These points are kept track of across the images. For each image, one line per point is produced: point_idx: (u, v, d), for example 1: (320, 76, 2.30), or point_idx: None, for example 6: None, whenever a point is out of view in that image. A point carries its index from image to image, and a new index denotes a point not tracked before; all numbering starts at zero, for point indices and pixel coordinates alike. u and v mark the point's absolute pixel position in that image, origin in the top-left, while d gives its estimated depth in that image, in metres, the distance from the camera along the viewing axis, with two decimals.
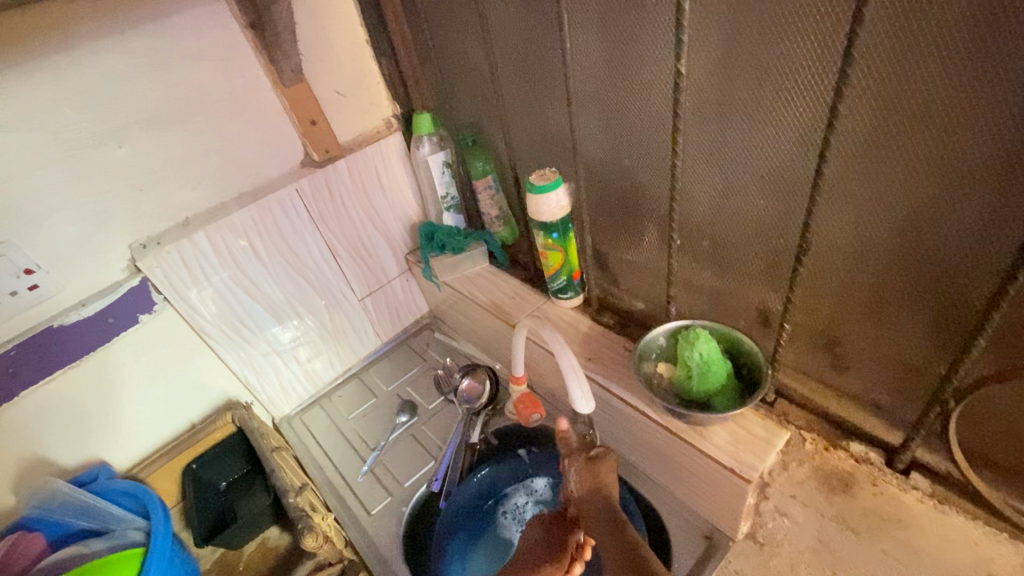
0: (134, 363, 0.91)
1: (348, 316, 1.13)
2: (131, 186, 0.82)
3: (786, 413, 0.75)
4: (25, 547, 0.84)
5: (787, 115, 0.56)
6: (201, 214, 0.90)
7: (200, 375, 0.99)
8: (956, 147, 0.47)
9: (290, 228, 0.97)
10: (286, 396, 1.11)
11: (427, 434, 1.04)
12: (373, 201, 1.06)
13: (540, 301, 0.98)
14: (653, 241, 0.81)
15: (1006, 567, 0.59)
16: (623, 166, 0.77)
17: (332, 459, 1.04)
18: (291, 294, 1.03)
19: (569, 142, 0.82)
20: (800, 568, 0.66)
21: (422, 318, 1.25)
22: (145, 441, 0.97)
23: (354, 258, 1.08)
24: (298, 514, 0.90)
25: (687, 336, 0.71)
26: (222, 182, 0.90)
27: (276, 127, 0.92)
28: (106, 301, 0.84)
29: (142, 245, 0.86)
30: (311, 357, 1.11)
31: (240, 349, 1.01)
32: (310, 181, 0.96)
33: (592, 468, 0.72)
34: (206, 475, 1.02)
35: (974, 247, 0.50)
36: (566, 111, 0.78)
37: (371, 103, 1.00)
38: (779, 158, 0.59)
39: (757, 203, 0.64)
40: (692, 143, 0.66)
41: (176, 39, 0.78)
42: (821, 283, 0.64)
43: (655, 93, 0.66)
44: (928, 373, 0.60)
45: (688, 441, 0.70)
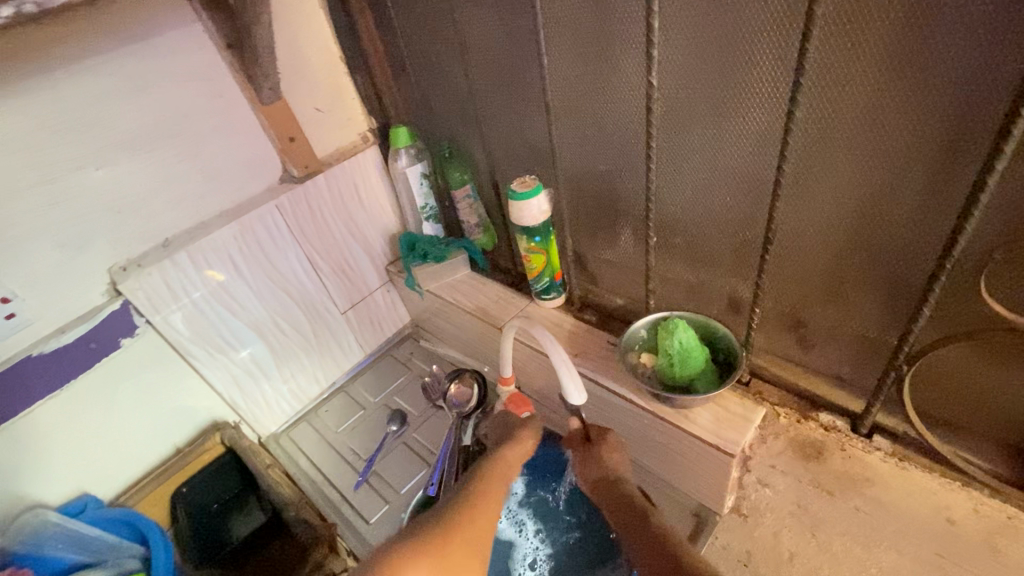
0: (117, 389, 0.90)
1: (332, 330, 1.14)
2: (109, 209, 0.81)
3: (762, 392, 0.81)
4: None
5: (747, 120, 0.62)
6: (181, 234, 0.89)
7: (184, 397, 0.98)
8: (895, 142, 0.54)
9: (272, 244, 0.98)
10: (272, 413, 1.10)
11: (419, 441, 1.06)
12: (352, 214, 1.07)
13: (524, 303, 1.01)
14: (630, 240, 0.86)
15: (960, 512, 0.67)
16: (599, 171, 0.82)
17: (324, 472, 1.05)
18: (274, 311, 1.03)
19: (547, 150, 0.86)
20: (782, 534, 0.73)
21: (404, 328, 1.27)
22: (130, 467, 0.96)
23: (335, 271, 1.09)
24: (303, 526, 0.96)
25: (667, 326, 0.76)
26: (201, 201, 0.90)
27: (255, 144, 0.92)
28: (87, 326, 0.83)
29: (122, 268, 0.85)
30: (297, 373, 1.11)
31: (224, 368, 1.00)
32: (290, 197, 0.97)
33: (600, 454, 0.73)
34: (196, 498, 1.01)
35: (913, 229, 0.57)
36: (544, 121, 0.82)
37: (348, 118, 1.02)
38: (742, 159, 0.65)
39: (724, 199, 0.70)
40: (664, 147, 0.71)
41: (154, 61, 0.78)
42: (785, 269, 0.70)
43: (629, 103, 0.71)
44: (881, 345, 0.68)
45: (673, 422, 0.76)
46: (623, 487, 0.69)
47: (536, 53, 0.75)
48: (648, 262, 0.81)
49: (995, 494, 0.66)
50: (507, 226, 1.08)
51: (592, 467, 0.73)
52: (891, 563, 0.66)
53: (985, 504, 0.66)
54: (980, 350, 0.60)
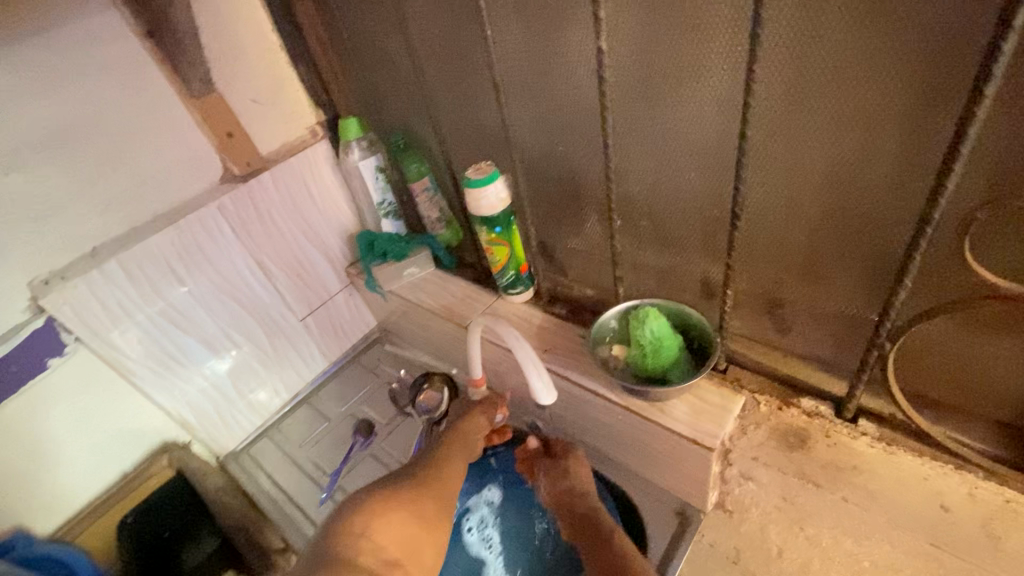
0: (48, 414, 0.82)
1: (290, 339, 1.07)
2: (24, 217, 0.74)
3: (740, 378, 0.77)
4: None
5: (707, 86, 0.57)
6: (110, 241, 0.82)
7: (128, 418, 0.91)
8: (865, 101, 0.49)
9: (216, 249, 0.91)
10: (229, 431, 1.03)
11: (387, 451, 1.00)
12: (304, 214, 1.01)
13: (490, 299, 0.96)
14: (595, 226, 0.81)
15: (955, 498, 0.63)
16: (557, 153, 0.76)
17: (286, 490, 0.98)
18: (224, 321, 0.96)
19: (502, 135, 0.81)
20: (769, 529, 0.68)
21: (371, 332, 1.20)
22: (70, 498, 0.88)
23: (289, 276, 1.03)
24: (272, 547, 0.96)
25: (637, 315, 0.71)
26: (132, 205, 0.83)
27: (189, 142, 0.85)
28: (6, 348, 0.75)
29: (43, 282, 0.77)
30: (254, 386, 1.04)
31: (170, 386, 0.93)
32: (233, 197, 0.90)
33: (564, 464, 0.77)
34: (145, 527, 0.93)
35: (889, 195, 0.53)
36: (496, 103, 0.77)
37: (293, 111, 0.96)
38: (704, 131, 0.60)
39: (689, 175, 0.65)
40: (622, 123, 0.66)
41: (64, 52, 0.71)
42: (756, 248, 0.65)
43: (582, 76, 0.66)
44: (863, 323, 0.63)
45: (648, 417, 0.71)
46: (585, 500, 0.72)
47: (480, 28, 0.70)
48: (614, 248, 0.76)
49: (990, 477, 0.62)
50: (469, 219, 1.03)
51: (557, 477, 0.76)
52: (885, 555, 0.62)
53: (980, 488, 0.62)
54: (966, 321, 0.56)
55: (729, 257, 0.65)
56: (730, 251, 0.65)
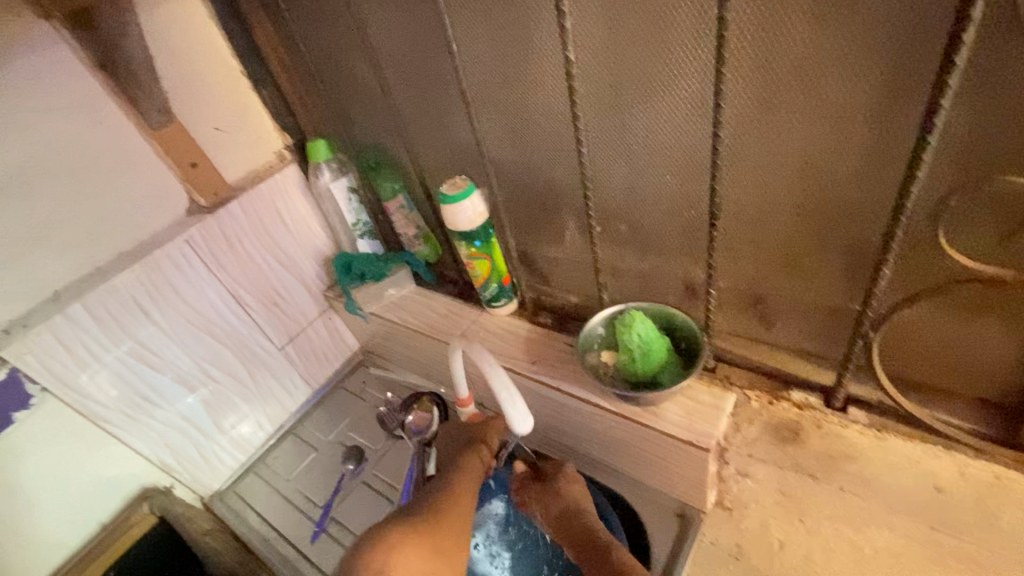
0: (16, 470, 0.78)
1: (272, 369, 1.04)
2: None
3: (729, 376, 0.77)
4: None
5: (676, 89, 0.58)
6: (74, 283, 0.79)
7: (104, 467, 0.87)
8: (832, 95, 0.50)
9: (187, 283, 0.88)
10: (213, 470, 0.99)
11: (379, 477, 0.98)
12: (276, 240, 0.98)
13: (474, 313, 0.94)
14: (575, 234, 0.81)
15: (948, 479, 0.64)
16: (531, 163, 0.76)
17: (276, 527, 0.95)
18: (201, 357, 0.93)
19: (475, 149, 0.80)
20: (770, 524, 0.68)
21: (353, 355, 1.18)
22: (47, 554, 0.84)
23: (266, 305, 1.00)
24: None
25: (624, 320, 0.71)
26: (96, 245, 0.80)
27: (151, 175, 0.82)
28: None
29: (4, 331, 0.74)
30: (236, 421, 1.01)
31: (147, 429, 0.89)
32: (201, 229, 0.87)
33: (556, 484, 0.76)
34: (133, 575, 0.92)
35: (861, 185, 0.54)
36: (466, 117, 0.76)
37: (258, 136, 0.93)
38: (676, 133, 0.61)
39: (665, 178, 0.65)
40: (595, 130, 0.66)
41: (11, 91, 0.68)
42: (736, 246, 0.66)
43: (551, 85, 0.66)
44: (846, 312, 0.64)
45: (643, 422, 0.70)
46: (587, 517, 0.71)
47: (446, 43, 0.69)
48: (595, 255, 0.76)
49: (979, 455, 0.64)
50: (447, 234, 1.02)
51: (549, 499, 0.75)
52: (885, 540, 0.63)
53: (970, 466, 0.64)
54: (943, 304, 0.57)
55: (710, 256, 0.66)
56: (711, 251, 0.65)
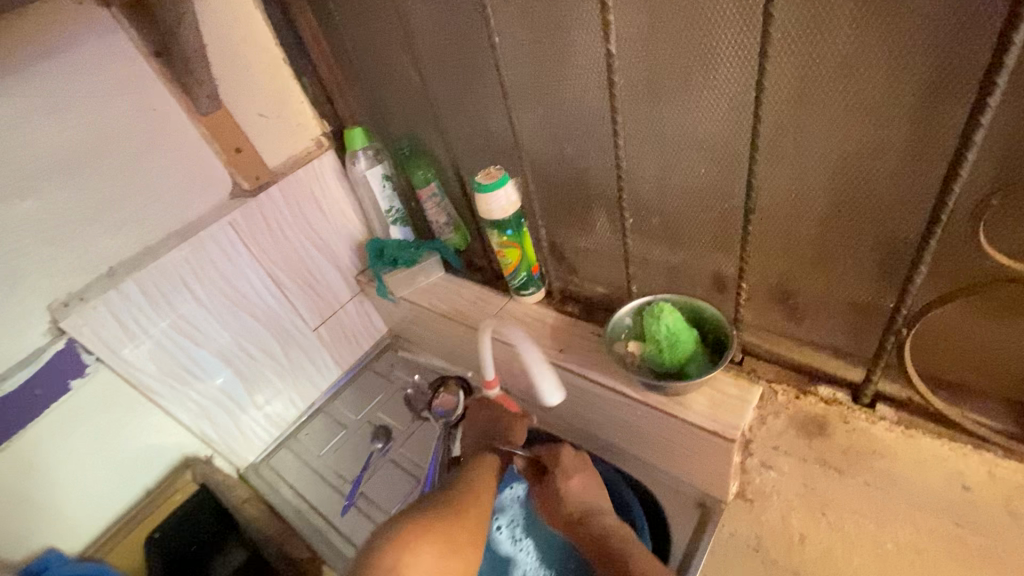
0: (71, 435, 0.83)
1: (305, 349, 1.08)
2: (40, 240, 0.74)
3: (755, 369, 0.79)
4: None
5: (715, 84, 0.58)
6: (127, 260, 0.83)
7: (149, 436, 0.92)
8: (874, 93, 0.50)
9: (229, 263, 0.91)
10: (248, 443, 1.04)
11: (406, 456, 1.01)
12: (313, 225, 1.01)
13: (502, 301, 0.96)
14: (605, 225, 0.82)
15: (974, 477, 0.64)
16: (564, 154, 0.77)
17: (308, 499, 0.99)
18: (241, 335, 0.97)
19: (510, 137, 0.81)
20: (791, 517, 0.69)
21: (382, 339, 1.22)
22: (96, 516, 0.89)
23: (302, 287, 1.04)
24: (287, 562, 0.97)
25: (651, 311, 0.73)
26: (147, 224, 0.84)
27: (199, 158, 0.86)
28: (29, 372, 0.76)
29: (63, 304, 0.78)
30: (271, 397, 1.05)
31: (190, 401, 0.94)
32: (243, 212, 0.91)
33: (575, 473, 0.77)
34: (171, 541, 0.94)
35: (900, 183, 0.54)
36: (503, 105, 0.78)
37: (298, 123, 0.96)
38: (713, 128, 0.61)
39: (699, 172, 0.66)
40: (631, 123, 0.67)
41: (74, 76, 0.72)
42: (768, 241, 0.66)
43: (589, 77, 0.67)
44: (878, 309, 0.64)
45: (668, 411, 0.71)
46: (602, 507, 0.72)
47: (487, 35, 0.70)
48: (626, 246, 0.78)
49: (1009, 455, 0.64)
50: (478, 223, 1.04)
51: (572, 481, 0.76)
52: (908, 536, 0.64)
53: (999, 466, 0.64)
54: (979, 304, 0.57)
55: (742, 251, 0.66)
56: (743, 245, 0.66)
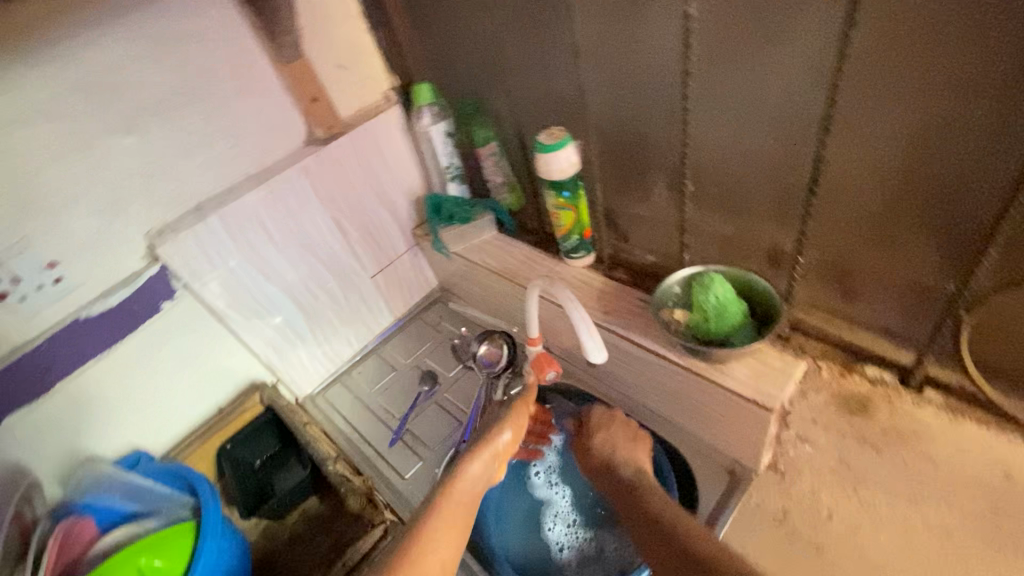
0: (160, 351, 0.93)
1: (362, 294, 1.16)
2: (140, 173, 0.81)
3: (803, 346, 0.79)
4: (74, 544, 0.77)
5: (793, 50, 0.57)
6: (213, 197, 0.90)
7: (224, 359, 1.01)
8: (962, 64, 0.49)
9: (300, 207, 0.98)
10: (308, 376, 1.13)
11: (451, 400, 1.08)
12: (378, 176, 1.06)
13: (552, 262, 0.99)
14: (663, 193, 0.82)
15: (1018, 466, 0.65)
16: (628, 118, 0.78)
17: (360, 431, 1.07)
18: (307, 275, 1.05)
19: (576, 98, 0.82)
20: (821, 491, 0.72)
21: (432, 292, 1.29)
22: (177, 426, 1.00)
23: (363, 236, 1.10)
24: (339, 479, 0.97)
25: (701, 281, 0.73)
26: (231, 165, 0.90)
27: (279, 106, 0.92)
28: (129, 290, 0.84)
29: (158, 233, 0.86)
30: (329, 335, 1.13)
31: (259, 331, 1.03)
32: (315, 159, 0.96)
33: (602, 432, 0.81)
34: (241, 454, 1.03)
35: (978, 161, 0.53)
36: (572, 66, 0.78)
37: (369, 76, 1.00)
38: (785, 96, 0.61)
39: (766, 142, 0.66)
40: (700, 89, 0.67)
41: (175, 21, 0.78)
42: (830, 215, 0.66)
43: (663, 41, 0.67)
44: (937, 293, 0.64)
45: (708, 377, 0.74)
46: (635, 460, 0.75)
47: None
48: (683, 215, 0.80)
49: None
50: (535, 185, 1.06)
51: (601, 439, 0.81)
52: (940, 518, 0.65)
53: None
54: None
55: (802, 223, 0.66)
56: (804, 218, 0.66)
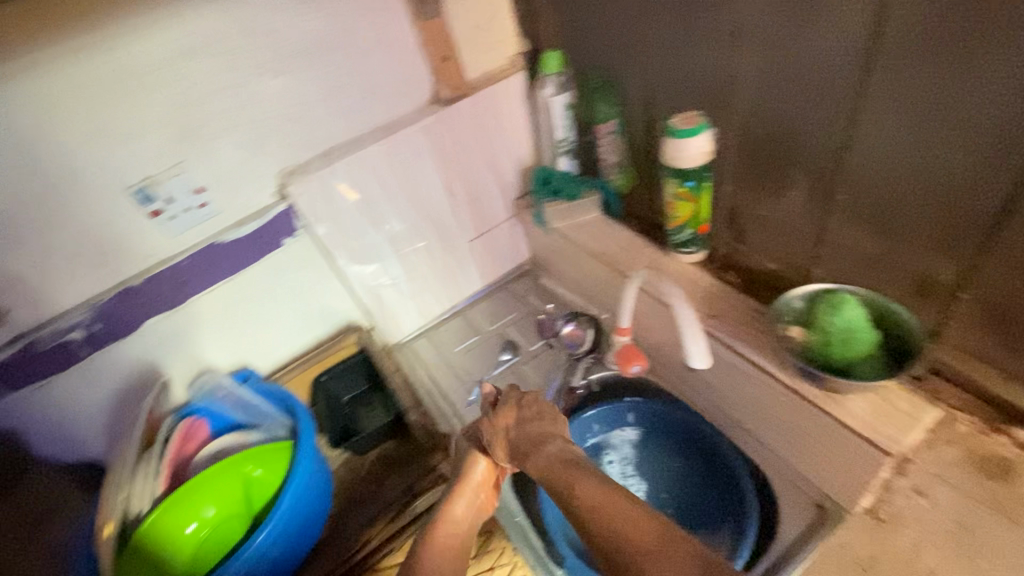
0: (278, 282, 1.00)
1: (458, 256, 1.19)
2: (283, 114, 0.87)
3: (939, 391, 0.72)
4: (192, 439, 0.86)
5: (1014, 53, 0.49)
6: (341, 145, 0.95)
7: (328, 297, 1.09)
8: None
9: (416, 164, 1.01)
10: (399, 326, 1.19)
11: (529, 374, 1.08)
12: (491, 142, 1.08)
13: (655, 253, 0.95)
14: (799, 197, 0.75)
15: None
16: (777, 112, 0.71)
17: (439, 387, 1.10)
18: (412, 230, 1.09)
19: (722, 84, 0.76)
20: (925, 550, 0.65)
21: (523, 265, 1.30)
22: (282, 352, 1.08)
23: (468, 199, 1.13)
24: None
25: (832, 299, 0.67)
26: (361, 115, 0.94)
27: (412, 62, 0.93)
28: (260, 222, 0.91)
29: (290, 173, 0.92)
30: (422, 292, 1.18)
31: (363, 278, 1.08)
32: (436, 118, 0.98)
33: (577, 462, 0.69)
34: (334, 388, 1.11)
35: None
36: (726, 48, 0.73)
37: (499, 39, 1.00)
38: (987, 107, 0.53)
39: (948, 157, 0.58)
40: (877, 86, 0.60)
41: None
42: (1015, 252, 0.57)
43: (841, 27, 0.60)
44: None
45: (822, 407, 0.68)
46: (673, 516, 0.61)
47: None
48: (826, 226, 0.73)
49: None
50: (653, 170, 1.00)
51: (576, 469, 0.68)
52: None
53: None
54: None
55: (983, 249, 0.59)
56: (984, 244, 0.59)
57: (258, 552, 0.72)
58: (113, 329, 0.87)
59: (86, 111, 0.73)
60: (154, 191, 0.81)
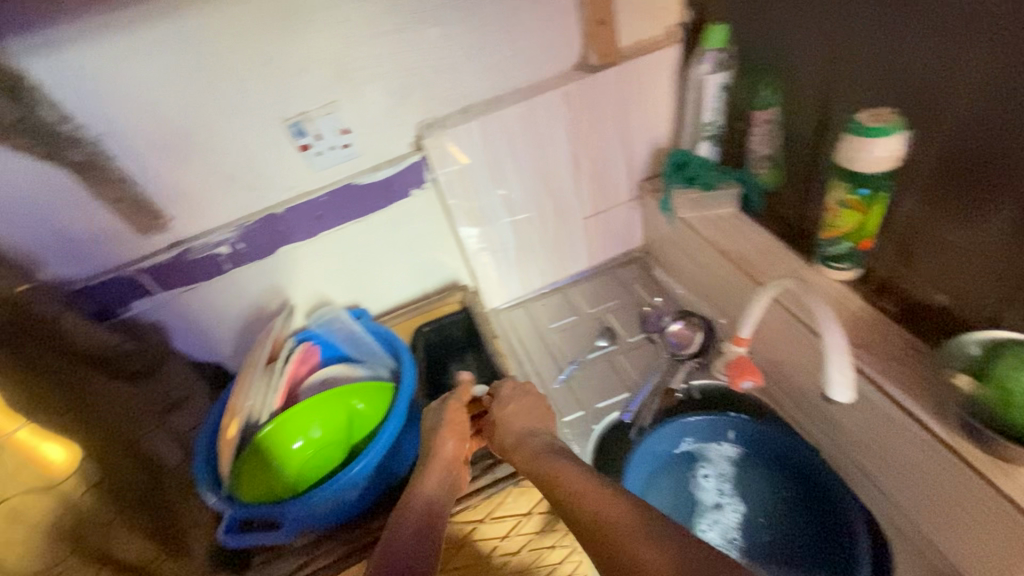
0: (398, 230, 1.03)
1: (570, 231, 1.15)
2: (432, 65, 0.87)
3: None
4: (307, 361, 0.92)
5: None
6: (480, 102, 0.94)
7: (439, 252, 1.11)
8: None
9: (550, 132, 0.98)
10: (500, 292, 1.19)
11: (625, 365, 1.03)
12: (629, 117, 1.02)
13: (796, 263, 0.86)
14: (1002, 230, 0.63)
15: None
16: (1000, 124, 0.60)
17: (531, 359, 1.09)
18: (531, 198, 1.07)
19: (936, 84, 0.65)
20: None
21: (633, 251, 1.24)
22: (389, 297, 1.13)
23: (593, 174, 1.08)
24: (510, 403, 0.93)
25: None
26: (505, 75, 0.92)
27: (566, 23, 0.89)
28: (394, 170, 0.94)
29: (428, 125, 0.93)
30: (529, 262, 1.17)
31: (476, 239, 1.09)
32: (579, 86, 0.94)
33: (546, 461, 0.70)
34: (434, 341, 1.14)
35: None
36: (953, 42, 0.61)
37: (661, 6, 0.92)
38: None
39: None
40: None
41: None
42: None
43: None
44: None
45: (983, 474, 0.59)
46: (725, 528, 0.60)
47: None
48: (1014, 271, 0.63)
49: None
50: (813, 172, 0.88)
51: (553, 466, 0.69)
52: None
53: None
54: None
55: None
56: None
57: (351, 481, 0.75)
58: (254, 249, 0.94)
59: (259, 44, 0.77)
60: (307, 126, 0.85)
